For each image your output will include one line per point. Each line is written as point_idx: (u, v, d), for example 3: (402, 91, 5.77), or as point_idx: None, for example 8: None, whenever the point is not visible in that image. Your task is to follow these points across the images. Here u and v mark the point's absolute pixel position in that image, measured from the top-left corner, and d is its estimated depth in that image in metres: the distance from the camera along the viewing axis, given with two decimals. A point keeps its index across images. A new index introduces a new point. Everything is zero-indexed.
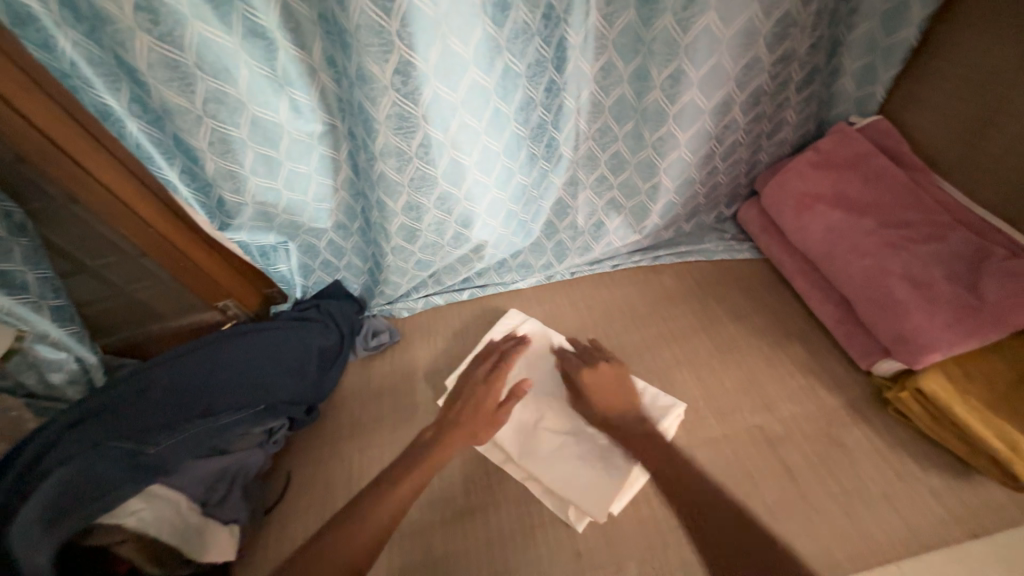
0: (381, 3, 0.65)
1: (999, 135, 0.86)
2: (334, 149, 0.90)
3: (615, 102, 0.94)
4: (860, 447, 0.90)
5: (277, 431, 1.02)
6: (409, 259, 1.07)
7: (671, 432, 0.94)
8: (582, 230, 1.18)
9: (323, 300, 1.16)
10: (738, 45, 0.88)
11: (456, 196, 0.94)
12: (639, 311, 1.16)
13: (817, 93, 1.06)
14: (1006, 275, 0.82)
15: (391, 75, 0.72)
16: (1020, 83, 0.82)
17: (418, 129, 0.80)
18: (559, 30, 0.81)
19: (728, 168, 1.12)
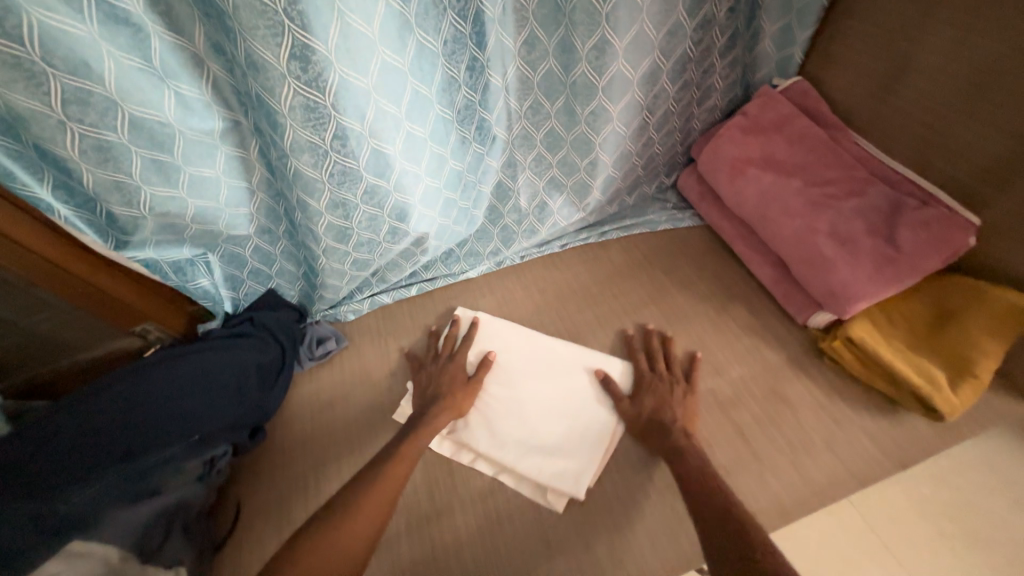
0: None
1: (905, 90, 0.91)
2: (242, 148, 0.81)
3: (543, 78, 0.91)
4: (801, 398, 0.95)
5: (219, 460, 0.94)
6: (345, 260, 1.00)
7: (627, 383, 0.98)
8: (526, 213, 1.15)
9: (257, 312, 1.08)
10: (659, 13, 0.86)
11: (386, 188, 0.87)
12: (591, 289, 1.16)
13: (740, 57, 1.07)
14: (917, 223, 0.87)
15: (286, 60, 0.64)
16: (921, 38, 0.86)
17: (330, 120, 0.73)
18: (475, 3, 0.76)
19: (663, 138, 1.12)
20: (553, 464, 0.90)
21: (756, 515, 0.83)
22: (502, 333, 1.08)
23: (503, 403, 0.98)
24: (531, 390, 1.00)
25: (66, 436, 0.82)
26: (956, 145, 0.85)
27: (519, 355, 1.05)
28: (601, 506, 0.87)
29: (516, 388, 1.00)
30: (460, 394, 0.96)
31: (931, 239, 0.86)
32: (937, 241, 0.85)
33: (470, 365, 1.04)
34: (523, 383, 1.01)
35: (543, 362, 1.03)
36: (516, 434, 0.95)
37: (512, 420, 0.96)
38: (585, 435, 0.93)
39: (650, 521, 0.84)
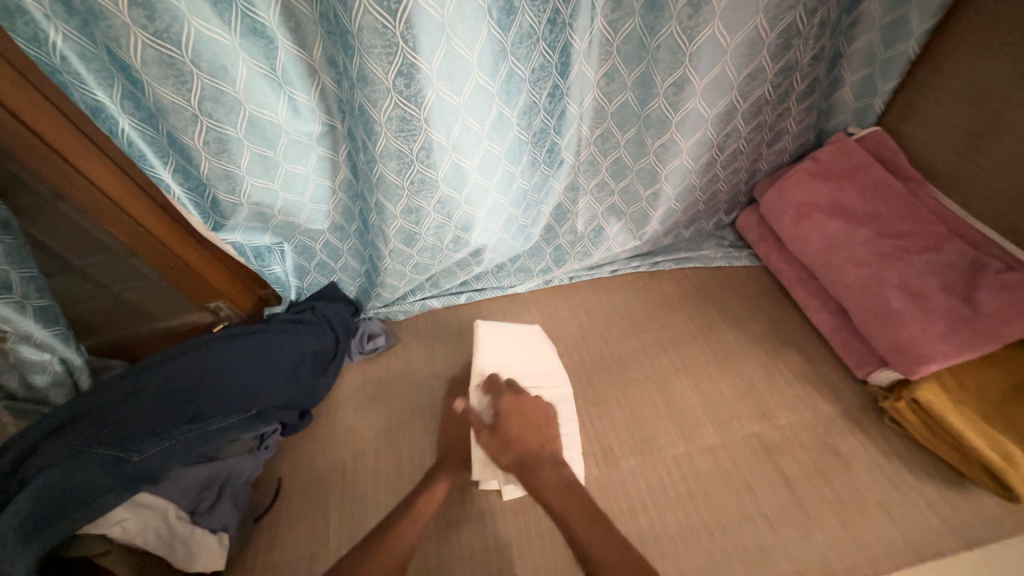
0: (386, 4, 0.63)
1: (995, 149, 0.87)
2: (333, 150, 0.89)
3: (618, 108, 0.93)
4: (855, 455, 0.90)
5: (269, 436, 1.00)
6: (407, 262, 1.05)
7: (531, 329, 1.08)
8: (582, 235, 1.18)
9: (318, 302, 1.14)
10: (742, 55, 0.87)
11: (457, 200, 0.93)
12: (638, 317, 1.16)
13: (817, 103, 1.05)
14: (1001, 287, 0.83)
15: (393, 77, 0.70)
16: (1016, 99, 0.82)
17: (420, 132, 0.79)
18: (565, 36, 0.80)
19: (728, 176, 1.11)
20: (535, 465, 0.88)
21: (800, 573, 0.79)
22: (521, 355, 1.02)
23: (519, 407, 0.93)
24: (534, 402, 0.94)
25: (147, 395, 0.90)
26: None
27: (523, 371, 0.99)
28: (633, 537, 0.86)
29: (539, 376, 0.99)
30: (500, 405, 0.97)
31: (1016, 304, 0.81)
32: (1022, 307, 0.81)
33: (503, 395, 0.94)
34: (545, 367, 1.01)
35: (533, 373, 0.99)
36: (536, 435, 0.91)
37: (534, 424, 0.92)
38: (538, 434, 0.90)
39: (683, 560, 0.82)
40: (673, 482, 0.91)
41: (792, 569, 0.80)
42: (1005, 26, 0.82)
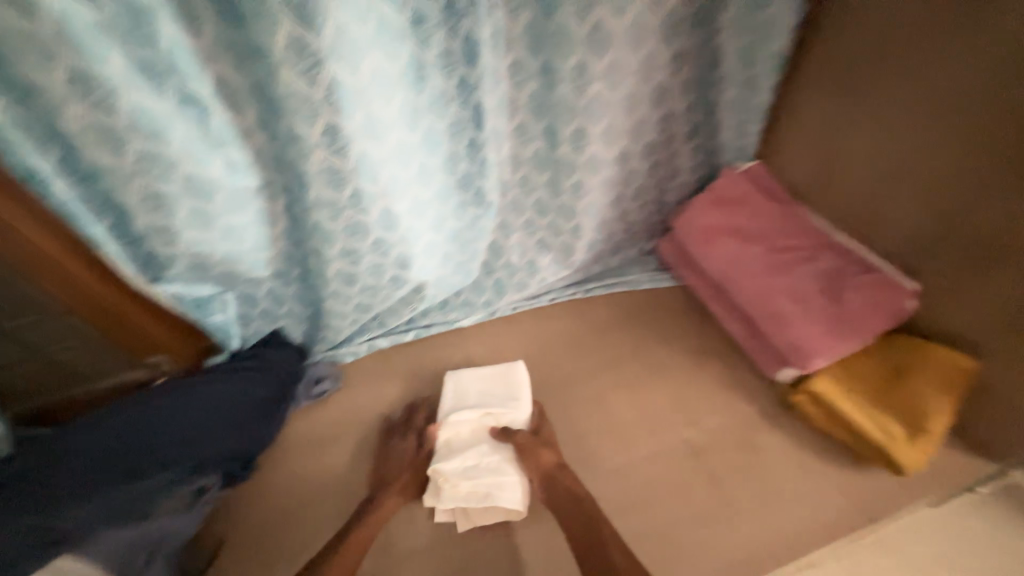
0: (308, 76, 0.73)
1: (851, 176, 1.03)
2: (271, 202, 0.94)
3: (532, 154, 1.05)
4: (773, 450, 0.99)
5: (209, 491, 0.94)
6: (349, 302, 1.11)
7: (503, 370, 1.06)
8: (517, 267, 1.27)
9: (264, 349, 1.15)
10: (625, 108, 0.99)
11: (391, 240, 0.99)
12: (576, 340, 1.25)
13: (701, 145, 1.17)
14: (863, 287, 0.98)
15: (319, 134, 0.79)
16: (862, 135, 0.98)
17: (349, 182, 0.86)
18: (475, 96, 0.88)
19: (639, 208, 1.24)
20: (484, 499, 0.91)
21: (729, 565, 0.86)
22: (481, 382, 1.05)
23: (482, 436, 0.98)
24: (496, 430, 0.99)
25: (78, 457, 0.90)
26: (910, 224, 0.94)
27: (485, 400, 1.02)
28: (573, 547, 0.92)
29: (518, 401, 1.02)
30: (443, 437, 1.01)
31: (877, 302, 0.96)
32: (880, 303, 0.96)
33: (465, 425, 1.00)
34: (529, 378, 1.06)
35: (494, 399, 1.02)
36: (492, 459, 0.95)
37: (493, 451, 0.96)
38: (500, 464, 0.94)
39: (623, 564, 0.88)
40: (614, 491, 0.97)
41: (722, 562, 0.87)
42: (841, 78, 0.99)
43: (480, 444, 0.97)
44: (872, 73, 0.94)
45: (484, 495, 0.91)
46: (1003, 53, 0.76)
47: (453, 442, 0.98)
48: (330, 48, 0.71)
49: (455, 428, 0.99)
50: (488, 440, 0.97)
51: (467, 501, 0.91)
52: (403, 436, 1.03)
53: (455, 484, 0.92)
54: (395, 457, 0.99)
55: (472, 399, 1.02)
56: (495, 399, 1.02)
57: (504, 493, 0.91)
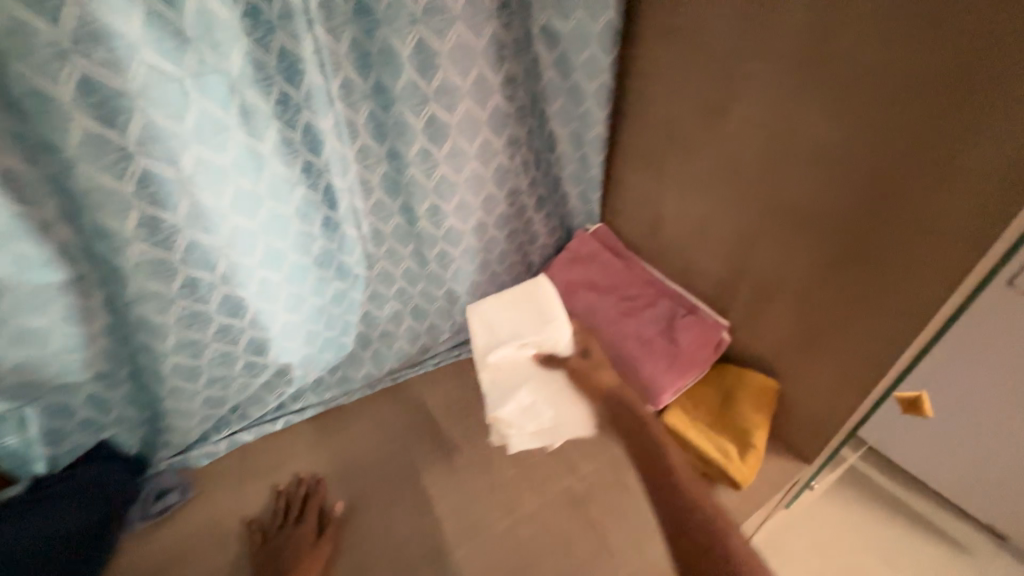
0: (115, 172, 0.70)
1: (672, 234, 1.18)
2: (85, 299, 0.82)
3: (394, 229, 1.08)
4: (641, 484, 1.06)
5: None
6: (194, 399, 0.99)
7: (538, 291, 1.12)
8: (395, 336, 1.26)
9: (83, 467, 0.99)
10: (474, 186, 1.08)
11: (239, 325, 0.94)
12: (460, 402, 1.25)
13: (553, 212, 1.32)
14: (689, 326, 1.14)
15: (134, 228, 0.74)
16: (675, 196, 1.12)
17: (178, 272, 0.81)
18: (324, 178, 0.91)
19: (507, 270, 1.32)
20: (550, 427, 1.01)
21: None
22: (502, 320, 1.09)
23: (516, 368, 1.06)
24: (534, 356, 1.07)
25: None
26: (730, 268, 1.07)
27: (514, 331, 1.07)
28: None
29: (553, 320, 1.07)
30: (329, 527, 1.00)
31: (701, 338, 1.12)
32: (703, 339, 1.12)
33: (514, 363, 1.06)
34: (551, 295, 1.11)
35: (534, 326, 1.07)
36: (534, 383, 1.05)
37: (534, 377, 1.05)
38: (549, 383, 1.05)
39: None
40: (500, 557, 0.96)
41: None
42: (653, 149, 1.13)
43: (521, 379, 1.05)
44: (670, 146, 1.08)
45: (548, 425, 1.01)
46: (738, 139, 0.93)
47: (511, 383, 1.05)
48: (139, 142, 0.69)
49: (516, 358, 1.06)
50: (529, 373, 1.06)
51: (533, 436, 1.01)
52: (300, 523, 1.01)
53: (518, 419, 1.02)
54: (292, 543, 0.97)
55: (508, 333, 1.07)
56: (530, 327, 1.07)
57: (564, 413, 1.01)
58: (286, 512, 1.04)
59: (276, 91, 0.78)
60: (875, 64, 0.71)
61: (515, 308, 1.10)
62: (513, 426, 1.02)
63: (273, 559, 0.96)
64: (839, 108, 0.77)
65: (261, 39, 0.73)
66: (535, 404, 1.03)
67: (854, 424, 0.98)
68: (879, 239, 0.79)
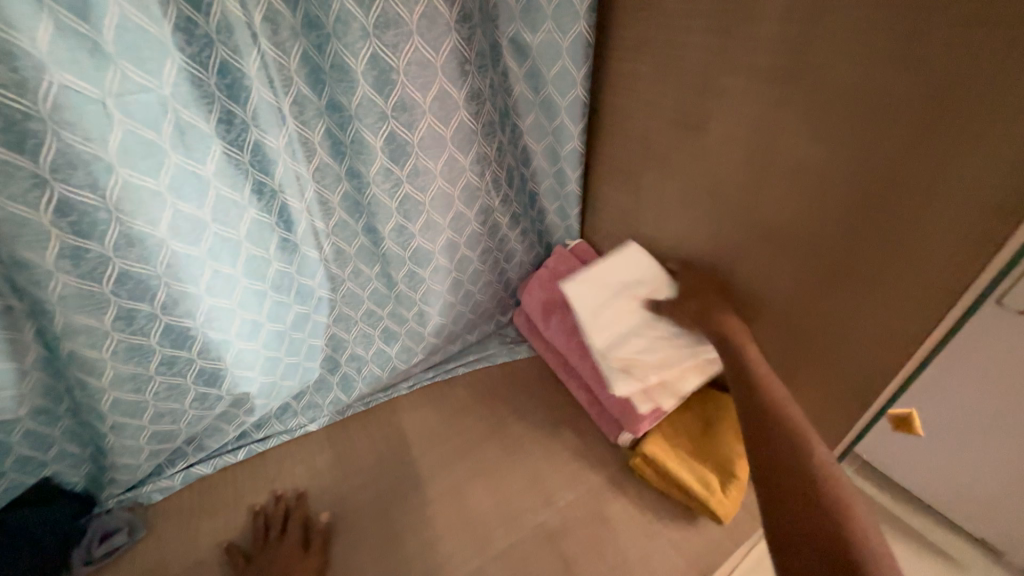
0: (27, 200, 0.64)
1: (647, 248, 1.14)
2: (14, 332, 0.77)
3: (358, 250, 1.03)
4: (620, 517, 1.01)
5: None
6: (141, 435, 0.93)
7: (631, 252, 1.09)
8: (366, 359, 1.20)
9: (14, 513, 0.89)
10: (442, 205, 1.03)
11: (186, 357, 0.88)
12: (434, 428, 1.19)
13: (528, 228, 1.28)
14: None
15: (54, 260, 0.68)
16: (651, 211, 1.08)
17: (110, 305, 0.76)
18: (278, 199, 0.86)
19: (482, 289, 1.27)
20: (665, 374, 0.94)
21: None
22: (595, 278, 1.08)
23: (617, 323, 1.03)
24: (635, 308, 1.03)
25: None
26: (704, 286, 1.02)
27: (609, 289, 1.06)
28: None
29: (648, 274, 1.06)
30: (295, 563, 0.92)
31: None
32: None
33: (615, 317, 1.03)
34: (641, 255, 1.08)
35: (628, 283, 1.06)
36: (642, 335, 1.00)
37: (637, 329, 1.01)
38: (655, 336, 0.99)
39: None
40: None
41: None
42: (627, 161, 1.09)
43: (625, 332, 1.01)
44: (645, 157, 1.04)
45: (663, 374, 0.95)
46: (716, 153, 0.88)
47: (614, 338, 1.01)
48: (54, 168, 0.63)
49: (612, 318, 1.03)
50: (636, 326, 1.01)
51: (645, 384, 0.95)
52: (280, 539, 0.97)
53: (630, 373, 0.96)
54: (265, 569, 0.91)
55: (609, 291, 1.06)
56: (632, 283, 1.06)
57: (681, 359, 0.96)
58: (265, 534, 0.98)
59: (218, 108, 0.73)
60: (853, 81, 0.65)
61: (608, 268, 1.08)
62: (626, 376, 0.96)
63: None
64: (818, 124, 0.71)
65: (197, 54, 0.69)
66: (643, 356, 0.97)
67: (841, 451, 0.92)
68: (858, 265, 0.74)
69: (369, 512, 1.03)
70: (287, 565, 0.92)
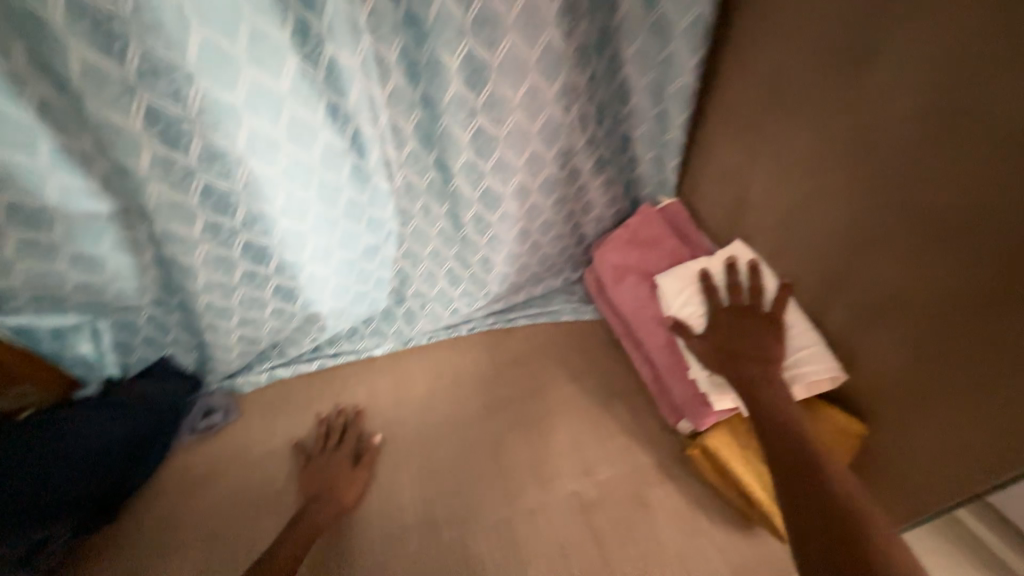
0: (121, 105, 0.68)
1: (753, 217, 0.96)
2: (129, 230, 0.87)
3: (428, 185, 0.98)
4: (661, 505, 0.95)
5: (52, 543, 0.88)
6: (229, 336, 1.04)
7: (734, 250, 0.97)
8: (429, 298, 1.19)
9: (140, 381, 1.06)
10: (517, 141, 0.94)
11: (264, 272, 0.95)
12: (484, 376, 1.17)
13: (613, 178, 1.13)
14: None
15: (148, 166, 0.74)
16: (769, 171, 0.89)
17: (198, 216, 0.82)
18: (352, 124, 0.84)
19: (551, 241, 1.17)
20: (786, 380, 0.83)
21: None
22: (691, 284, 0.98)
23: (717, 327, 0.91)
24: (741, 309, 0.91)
25: None
26: (819, 270, 0.85)
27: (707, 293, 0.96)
28: None
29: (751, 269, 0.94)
30: (344, 473, 1.00)
31: None
32: None
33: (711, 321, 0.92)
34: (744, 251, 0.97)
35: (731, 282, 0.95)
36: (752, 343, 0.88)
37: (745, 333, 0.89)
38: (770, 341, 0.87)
39: None
40: (493, 550, 0.91)
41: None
42: (750, 104, 0.90)
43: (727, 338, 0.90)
44: (775, 102, 0.84)
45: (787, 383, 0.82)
46: (892, 103, 0.67)
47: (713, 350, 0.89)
48: (139, 74, 0.67)
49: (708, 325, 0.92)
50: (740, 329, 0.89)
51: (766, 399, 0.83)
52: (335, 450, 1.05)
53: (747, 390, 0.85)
54: (316, 475, 1.00)
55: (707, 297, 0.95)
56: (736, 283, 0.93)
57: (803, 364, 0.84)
58: (325, 439, 1.08)
59: (292, 17, 0.71)
60: None
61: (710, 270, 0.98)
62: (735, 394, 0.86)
63: (305, 484, 0.99)
64: None
65: None
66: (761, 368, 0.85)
67: (957, 499, 0.75)
68: None
69: (414, 442, 1.08)
70: (335, 476, 1.00)
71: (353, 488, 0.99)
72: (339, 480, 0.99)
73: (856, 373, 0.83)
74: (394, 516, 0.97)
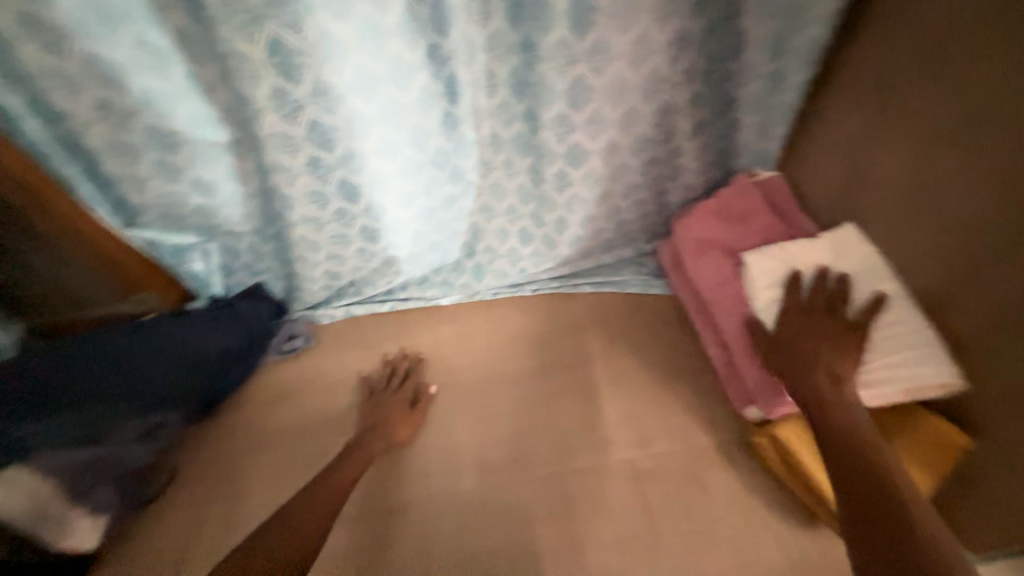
0: (245, 33, 0.72)
1: (873, 192, 0.86)
2: (240, 158, 0.94)
3: (514, 136, 0.96)
4: (717, 486, 0.93)
5: (164, 428, 1.04)
6: (316, 268, 1.12)
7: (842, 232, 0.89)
8: (499, 254, 1.19)
9: (238, 300, 1.16)
10: (612, 94, 0.90)
11: (353, 210, 1.00)
12: (546, 336, 1.17)
13: (711, 143, 1.03)
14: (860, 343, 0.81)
15: (264, 96, 0.79)
16: (898, 141, 0.79)
17: (302, 149, 0.87)
18: (448, 68, 0.83)
19: (631, 207, 1.12)
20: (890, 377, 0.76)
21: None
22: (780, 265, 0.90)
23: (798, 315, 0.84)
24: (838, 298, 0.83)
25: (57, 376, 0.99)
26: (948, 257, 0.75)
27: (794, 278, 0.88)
28: (502, 543, 0.92)
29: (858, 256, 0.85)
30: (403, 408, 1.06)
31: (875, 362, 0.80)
32: None
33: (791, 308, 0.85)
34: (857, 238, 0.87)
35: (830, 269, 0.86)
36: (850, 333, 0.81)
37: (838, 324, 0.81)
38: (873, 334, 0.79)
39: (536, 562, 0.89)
40: (542, 499, 0.95)
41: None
42: (886, 62, 0.79)
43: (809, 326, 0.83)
44: (919, 59, 0.73)
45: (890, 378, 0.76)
46: None
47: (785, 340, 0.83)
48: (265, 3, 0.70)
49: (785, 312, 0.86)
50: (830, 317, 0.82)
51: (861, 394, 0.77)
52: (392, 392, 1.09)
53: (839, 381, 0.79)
54: (374, 411, 1.06)
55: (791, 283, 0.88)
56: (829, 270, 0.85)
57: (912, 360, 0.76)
58: (389, 378, 1.13)
59: None
60: None
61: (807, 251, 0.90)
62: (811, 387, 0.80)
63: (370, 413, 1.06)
64: None
65: None
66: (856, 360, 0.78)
67: None
68: None
69: (472, 389, 1.12)
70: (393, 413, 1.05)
71: (415, 421, 1.06)
72: (400, 414, 1.05)
73: (977, 383, 0.73)
74: (450, 454, 1.03)
